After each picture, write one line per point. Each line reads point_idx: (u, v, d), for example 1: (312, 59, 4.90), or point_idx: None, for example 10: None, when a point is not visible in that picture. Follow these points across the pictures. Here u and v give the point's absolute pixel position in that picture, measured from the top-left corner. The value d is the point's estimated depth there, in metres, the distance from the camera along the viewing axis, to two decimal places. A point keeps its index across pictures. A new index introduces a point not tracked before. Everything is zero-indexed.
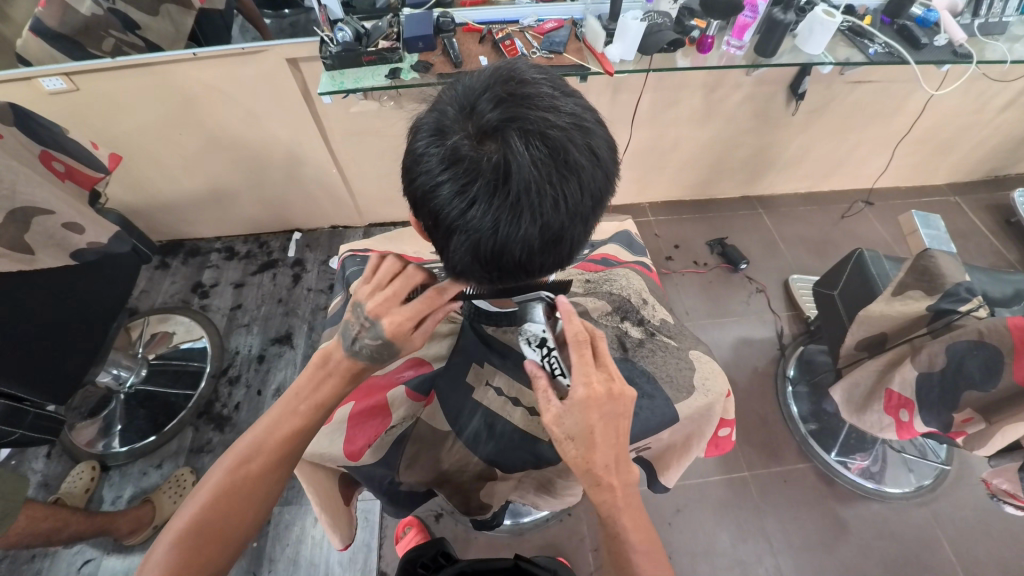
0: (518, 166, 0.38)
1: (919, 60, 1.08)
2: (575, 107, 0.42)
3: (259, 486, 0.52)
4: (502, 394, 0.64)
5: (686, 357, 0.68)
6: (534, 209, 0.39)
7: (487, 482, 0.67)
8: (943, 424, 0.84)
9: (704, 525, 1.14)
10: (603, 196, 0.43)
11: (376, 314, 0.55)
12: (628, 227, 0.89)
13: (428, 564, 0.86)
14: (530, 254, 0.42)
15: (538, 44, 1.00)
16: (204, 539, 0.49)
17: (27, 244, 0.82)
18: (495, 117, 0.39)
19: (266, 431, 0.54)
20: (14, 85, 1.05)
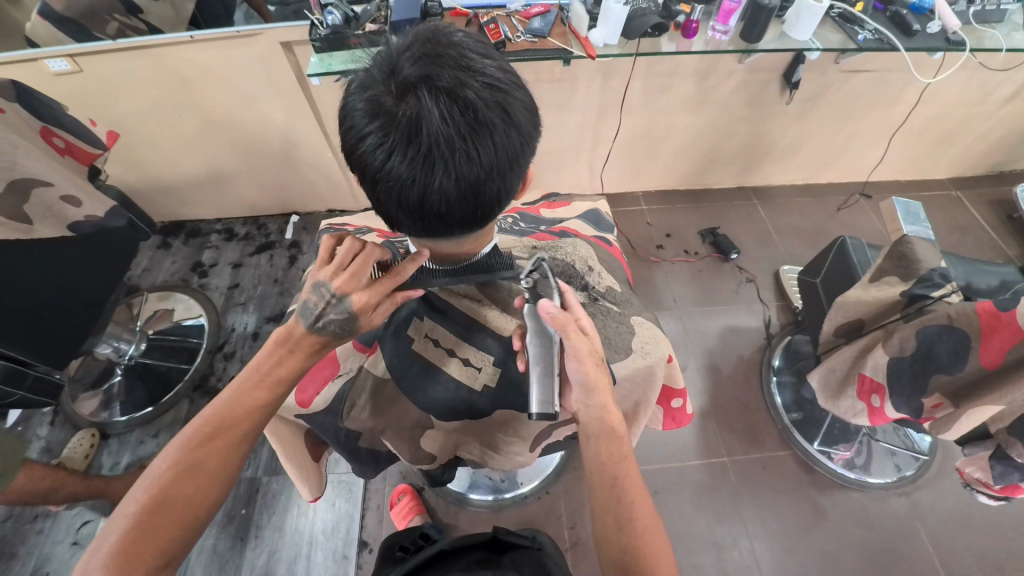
0: (429, 121, 0.40)
1: (910, 47, 1.06)
2: (494, 68, 0.43)
3: (221, 463, 0.50)
4: (440, 346, 0.65)
5: (642, 329, 0.69)
6: (447, 161, 0.41)
7: (427, 428, 0.66)
8: (914, 410, 0.84)
9: (680, 507, 1.16)
10: (520, 155, 0.46)
11: (342, 290, 0.55)
12: (600, 207, 0.91)
13: (407, 546, 0.88)
14: (449, 205, 0.45)
15: (523, 27, 1.01)
16: (160, 520, 0.46)
17: (26, 215, 0.86)
18: (410, 74, 0.41)
19: (225, 409, 0.52)
20: (22, 66, 1.09)
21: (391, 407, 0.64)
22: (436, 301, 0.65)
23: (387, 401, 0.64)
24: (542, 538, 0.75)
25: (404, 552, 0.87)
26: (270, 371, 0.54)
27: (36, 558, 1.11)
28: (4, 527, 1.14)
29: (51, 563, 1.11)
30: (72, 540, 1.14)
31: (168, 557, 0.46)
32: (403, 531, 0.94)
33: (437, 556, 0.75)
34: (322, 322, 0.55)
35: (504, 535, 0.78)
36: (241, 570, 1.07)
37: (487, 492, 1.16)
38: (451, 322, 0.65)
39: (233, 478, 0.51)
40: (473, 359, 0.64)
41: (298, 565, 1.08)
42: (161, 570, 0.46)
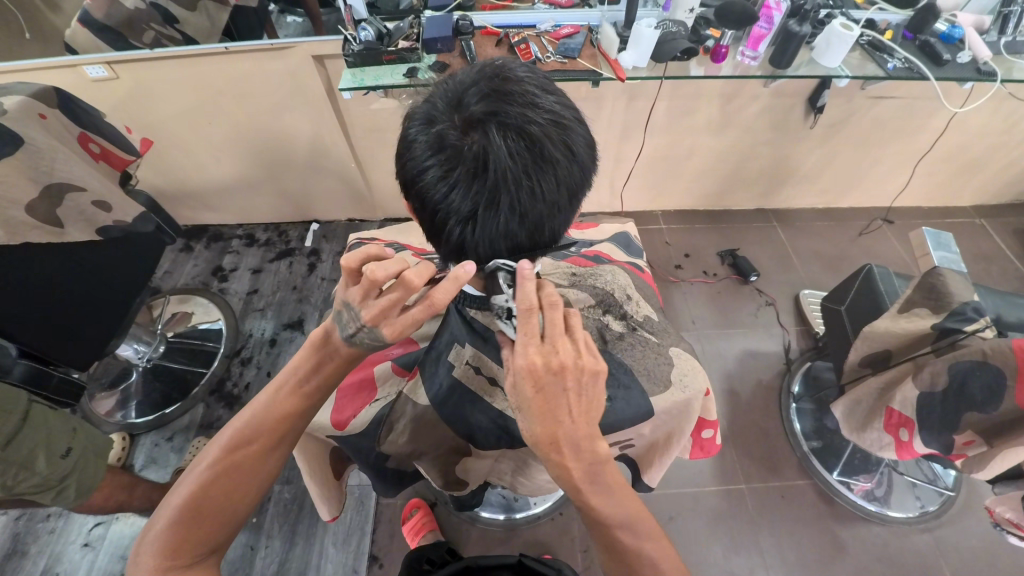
0: (497, 157, 0.40)
1: (940, 77, 1.06)
2: (557, 104, 0.44)
3: (256, 463, 0.52)
4: (481, 373, 0.64)
5: (675, 358, 0.68)
6: (511, 197, 0.41)
7: (463, 456, 0.66)
8: (944, 446, 0.82)
9: (697, 535, 1.13)
10: (579, 190, 0.46)
11: (373, 322, 0.51)
12: (629, 230, 0.91)
13: (433, 559, 0.86)
14: (508, 238, 0.45)
15: (553, 48, 1.02)
16: (202, 516, 0.49)
17: (58, 218, 0.87)
18: (478, 110, 0.41)
19: (263, 412, 0.53)
20: (61, 72, 1.12)
21: (424, 433, 0.63)
22: (478, 327, 0.64)
23: (420, 423, 0.63)
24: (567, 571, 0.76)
25: (429, 566, 0.85)
26: (303, 381, 0.55)
27: (47, 557, 1.12)
28: (18, 524, 1.15)
29: (62, 563, 1.11)
30: (83, 541, 1.14)
31: (211, 547, 0.49)
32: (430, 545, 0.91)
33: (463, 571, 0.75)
34: (356, 338, 0.53)
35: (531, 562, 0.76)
36: None
37: (500, 510, 1.15)
38: (484, 345, 0.64)
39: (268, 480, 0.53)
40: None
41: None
42: (207, 557, 0.49)
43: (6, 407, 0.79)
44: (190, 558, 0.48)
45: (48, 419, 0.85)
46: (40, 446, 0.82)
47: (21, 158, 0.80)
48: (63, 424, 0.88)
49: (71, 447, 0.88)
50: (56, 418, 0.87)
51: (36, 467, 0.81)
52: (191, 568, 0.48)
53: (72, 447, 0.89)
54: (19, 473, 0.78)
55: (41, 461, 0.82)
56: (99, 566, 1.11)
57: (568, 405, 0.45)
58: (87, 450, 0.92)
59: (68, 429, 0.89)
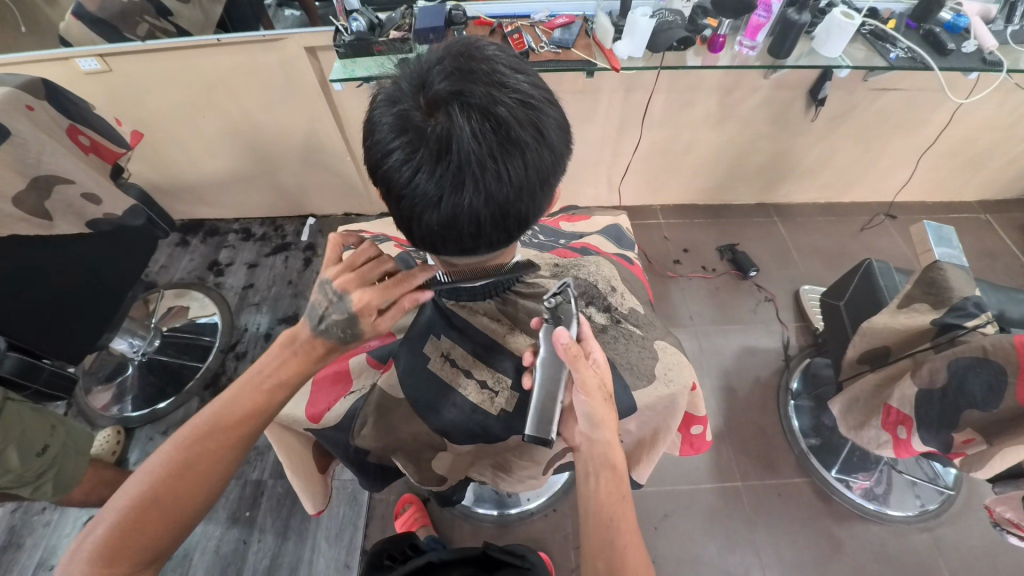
0: (460, 138, 0.39)
1: (945, 67, 1.03)
2: (527, 84, 0.42)
3: (208, 471, 0.50)
4: (457, 365, 0.63)
5: (658, 349, 0.67)
6: (477, 181, 0.40)
7: (439, 450, 0.65)
8: (943, 444, 0.80)
9: (692, 533, 1.12)
10: (551, 175, 0.44)
11: (344, 288, 0.54)
12: (621, 223, 0.89)
13: (395, 555, 0.80)
14: (477, 224, 0.43)
15: (547, 38, 1.01)
16: (147, 521, 0.47)
17: (46, 210, 0.86)
18: (442, 90, 0.40)
19: (222, 411, 0.51)
20: (55, 64, 1.11)
21: (400, 426, 0.62)
22: (459, 321, 0.64)
23: (396, 416, 0.62)
24: (533, 559, 0.71)
25: (392, 562, 0.80)
26: (266, 381, 0.53)
27: (42, 549, 1.12)
28: (14, 517, 1.15)
29: (56, 556, 1.11)
30: (78, 534, 1.14)
31: (154, 552, 0.48)
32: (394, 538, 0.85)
33: (423, 569, 0.69)
34: (325, 320, 0.53)
35: (496, 554, 0.70)
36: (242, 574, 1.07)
37: (492, 506, 1.14)
38: (466, 338, 0.63)
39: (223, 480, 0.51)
40: (489, 383, 0.63)
41: (298, 571, 1.07)
42: (148, 562, 0.48)
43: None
44: (131, 562, 0.46)
45: (23, 416, 0.85)
46: (15, 443, 0.82)
47: (8, 150, 0.80)
48: (41, 421, 0.87)
49: (48, 444, 0.88)
50: (34, 414, 0.87)
51: (10, 464, 0.80)
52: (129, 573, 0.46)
53: (50, 444, 0.88)
54: None
55: (16, 457, 0.81)
56: None
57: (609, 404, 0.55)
58: (65, 447, 0.92)
59: (46, 425, 0.88)
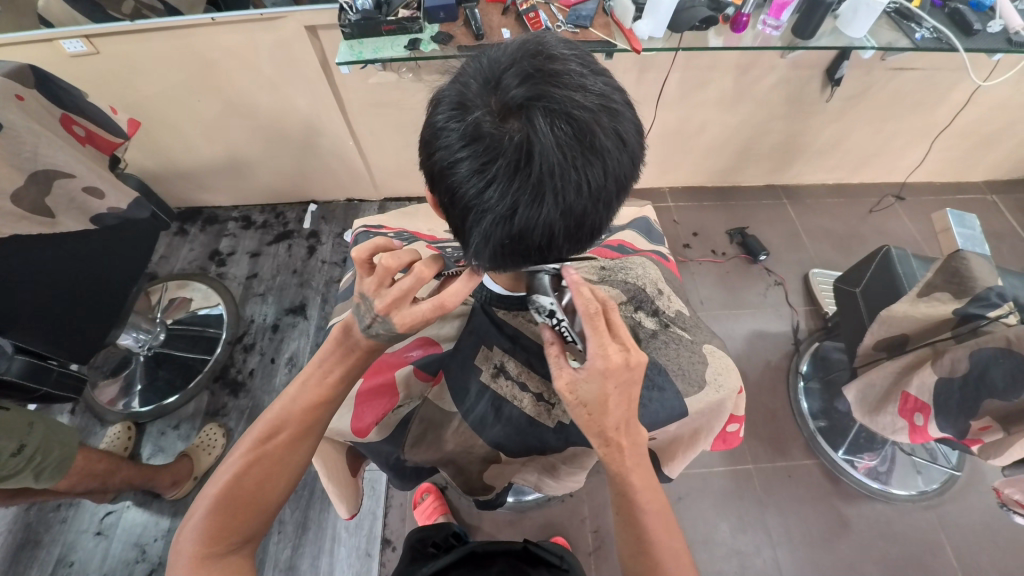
0: (541, 147, 0.36)
1: (970, 49, 1.00)
2: (604, 86, 0.40)
3: (286, 454, 0.50)
4: (509, 377, 0.63)
5: (701, 351, 0.67)
6: (557, 192, 0.38)
7: (493, 462, 0.64)
8: (959, 431, 0.82)
9: (705, 515, 1.15)
10: (627, 182, 0.42)
11: (385, 312, 0.52)
12: (647, 214, 0.88)
13: (439, 543, 0.80)
14: (552, 236, 0.41)
15: (563, 17, 0.95)
16: (236, 506, 0.47)
17: (48, 207, 0.83)
18: (520, 95, 0.37)
19: (293, 401, 0.52)
20: (37, 47, 1.05)
21: (437, 437, 0.62)
22: (509, 332, 0.64)
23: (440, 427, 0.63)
24: (569, 558, 0.73)
25: (435, 549, 0.78)
26: (330, 370, 0.54)
27: (60, 546, 1.12)
28: (28, 515, 1.14)
29: (75, 552, 1.11)
30: (96, 529, 1.14)
31: (245, 536, 0.48)
32: (435, 525, 0.85)
33: (467, 559, 0.70)
34: (373, 330, 0.53)
35: (538, 552, 0.71)
36: (264, 565, 1.08)
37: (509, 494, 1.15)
38: (511, 344, 0.63)
39: (299, 469, 0.51)
40: (545, 395, 0.63)
41: (320, 560, 1.08)
42: (242, 545, 0.48)
43: None
44: (226, 546, 0.47)
45: None
46: None
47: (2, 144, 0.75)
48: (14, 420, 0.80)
49: (23, 444, 0.82)
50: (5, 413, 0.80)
51: None
52: (227, 556, 0.46)
53: (26, 443, 0.82)
54: None
55: None
56: (113, 554, 1.11)
57: (615, 404, 0.47)
58: (46, 441, 0.86)
59: (22, 422, 0.82)
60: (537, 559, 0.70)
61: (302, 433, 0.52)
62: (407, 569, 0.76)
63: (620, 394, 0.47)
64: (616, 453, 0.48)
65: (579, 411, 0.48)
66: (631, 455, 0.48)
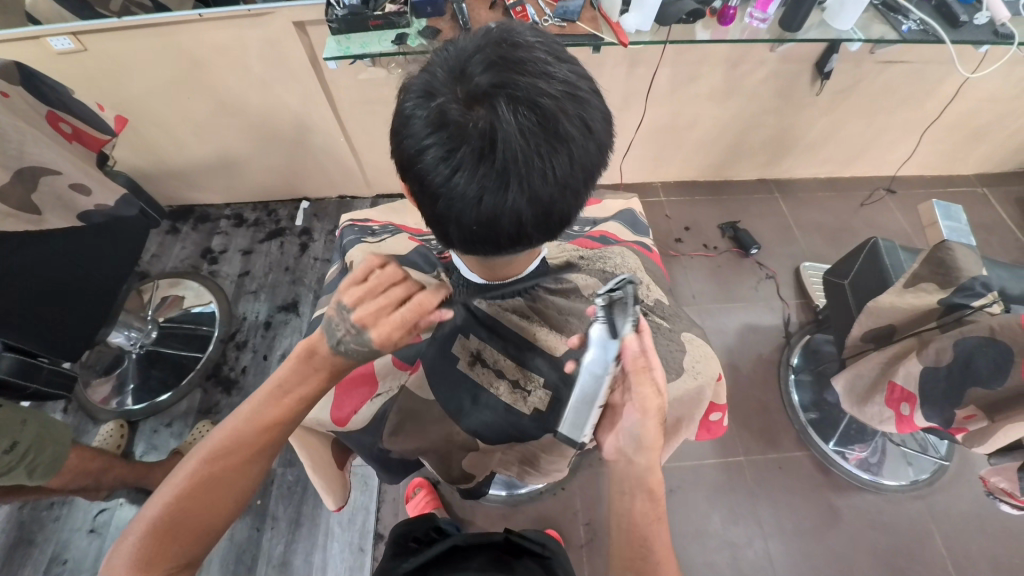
0: (504, 135, 0.37)
1: (956, 41, 1.00)
2: (570, 74, 0.40)
3: (234, 479, 0.50)
4: (485, 365, 0.64)
5: (679, 339, 0.68)
6: (522, 179, 0.38)
7: (470, 450, 0.65)
8: (945, 420, 0.82)
9: (696, 506, 1.16)
10: (594, 171, 0.43)
11: (362, 323, 0.51)
12: (634, 206, 0.88)
13: (421, 537, 0.80)
14: (520, 224, 0.42)
15: (551, 11, 0.95)
16: (176, 531, 0.47)
17: (35, 205, 0.83)
18: (483, 83, 0.38)
19: (245, 423, 0.51)
20: (24, 45, 1.04)
21: (422, 423, 0.64)
22: (483, 316, 0.63)
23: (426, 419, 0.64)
24: (550, 545, 0.75)
25: (417, 543, 0.79)
26: (288, 393, 0.53)
27: (54, 544, 1.12)
28: (21, 513, 1.14)
29: (69, 550, 1.11)
30: (89, 527, 1.14)
31: (185, 562, 0.47)
32: (416, 520, 0.86)
33: (450, 552, 0.70)
34: (343, 345, 0.52)
35: (521, 541, 0.73)
36: (258, 560, 1.08)
37: (502, 487, 1.16)
38: (486, 330, 0.63)
39: (246, 493, 0.51)
40: (522, 382, 0.63)
41: (314, 556, 1.09)
42: (181, 571, 0.47)
43: None
44: (164, 572, 0.46)
45: None
46: None
47: None
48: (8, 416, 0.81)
49: (16, 441, 0.82)
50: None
51: None
52: None
53: (19, 440, 0.82)
54: None
55: None
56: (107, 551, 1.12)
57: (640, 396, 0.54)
58: (40, 438, 0.86)
59: (15, 419, 0.83)
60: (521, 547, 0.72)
61: (255, 453, 0.51)
62: (390, 561, 0.75)
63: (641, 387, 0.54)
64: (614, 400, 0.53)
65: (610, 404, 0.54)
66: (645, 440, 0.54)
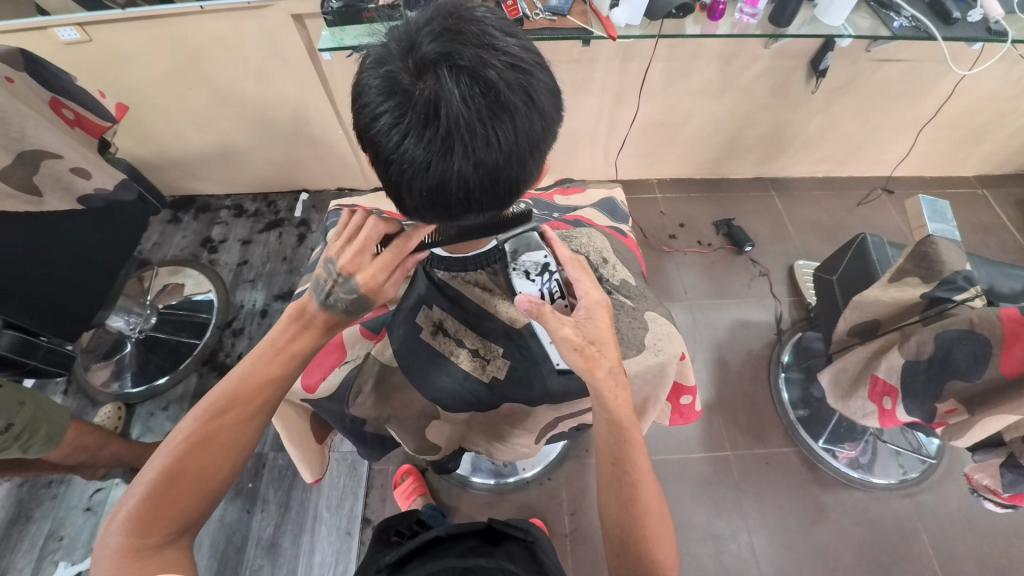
0: (447, 102, 0.39)
1: (948, 37, 1.00)
2: (516, 47, 0.43)
3: (233, 436, 0.51)
4: (448, 335, 0.66)
5: (642, 318, 0.69)
6: (466, 145, 0.41)
7: (432, 419, 0.68)
8: (926, 414, 0.82)
9: (682, 499, 1.16)
10: (541, 141, 0.45)
11: (348, 269, 0.56)
12: (616, 196, 0.90)
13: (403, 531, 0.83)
14: (469, 190, 0.44)
15: (541, 4, 0.97)
16: (177, 490, 0.48)
17: (36, 187, 0.86)
18: (430, 52, 0.40)
19: (241, 381, 0.53)
20: (31, 35, 1.08)
21: (397, 396, 0.66)
22: (448, 292, 0.65)
23: (401, 395, 0.66)
24: (535, 531, 0.74)
25: (399, 537, 0.81)
26: (281, 350, 0.55)
27: (51, 521, 1.15)
28: (21, 491, 1.18)
29: (65, 527, 1.14)
30: (85, 506, 1.17)
31: (186, 522, 0.48)
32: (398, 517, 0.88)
33: (430, 542, 0.70)
34: (332, 298, 0.56)
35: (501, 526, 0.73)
36: (247, 542, 1.10)
37: (489, 475, 1.17)
38: (451, 304, 0.65)
39: (247, 450, 0.52)
40: (481, 350, 0.66)
41: (302, 538, 1.11)
42: (182, 532, 0.48)
43: None
44: (162, 537, 0.46)
45: None
46: None
47: None
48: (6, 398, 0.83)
49: (12, 422, 0.84)
50: None
51: None
52: (163, 545, 0.46)
53: (15, 421, 0.84)
54: None
55: None
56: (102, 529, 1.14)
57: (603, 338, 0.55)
58: (35, 419, 0.88)
59: (13, 400, 0.85)
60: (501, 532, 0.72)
61: (249, 418, 0.52)
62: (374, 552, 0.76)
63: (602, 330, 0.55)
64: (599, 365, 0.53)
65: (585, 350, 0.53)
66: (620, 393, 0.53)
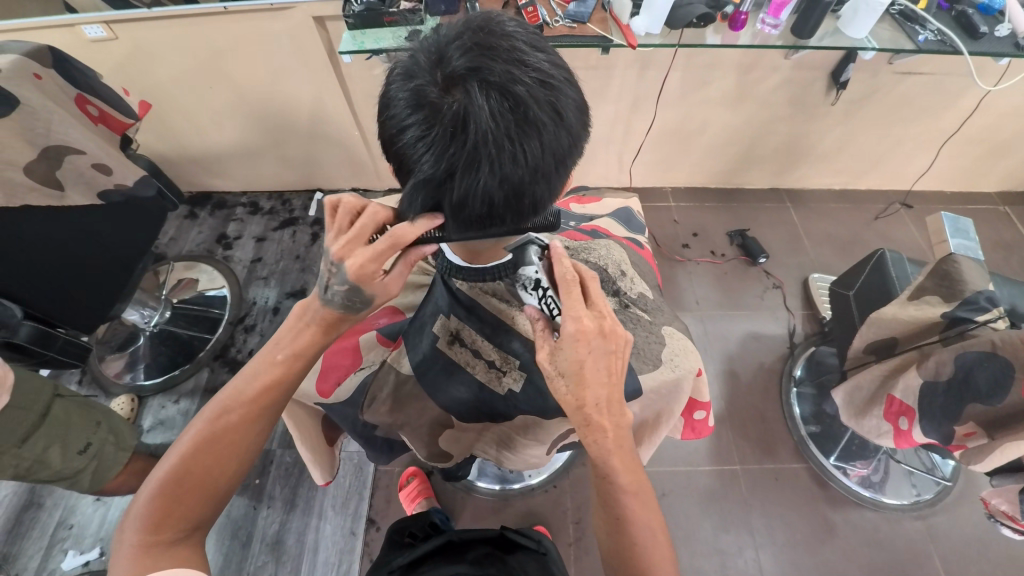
0: (476, 117, 0.40)
1: (974, 52, 0.98)
2: (546, 63, 0.43)
3: (237, 438, 0.51)
4: (464, 345, 0.67)
5: (659, 331, 0.68)
6: (492, 160, 0.41)
7: (445, 428, 0.68)
8: (944, 436, 0.81)
9: (688, 511, 1.15)
10: (566, 157, 0.45)
11: (340, 255, 0.52)
12: (632, 205, 0.90)
13: (416, 532, 0.83)
14: (492, 204, 0.44)
15: (562, 12, 0.97)
16: (184, 490, 0.48)
17: (58, 181, 0.87)
18: (460, 66, 0.40)
19: (247, 383, 0.52)
20: (59, 31, 1.09)
21: (407, 401, 0.66)
22: (463, 299, 0.66)
23: (412, 401, 0.66)
24: (546, 543, 0.75)
25: (412, 539, 0.82)
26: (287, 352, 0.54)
27: (61, 509, 1.16)
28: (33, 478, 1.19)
29: (75, 516, 1.16)
30: (95, 496, 1.18)
31: (194, 522, 0.49)
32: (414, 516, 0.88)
33: (444, 547, 0.71)
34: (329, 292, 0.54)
35: (514, 536, 0.73)
36: (252, 538, 1.11)
37: (494, 481, 1.17)
38: (467, 313, 0.66)
39: (252, 452, 0.52)
40: (498, 362, 0.66)
41: (306, 536, 1.11)
42: (190, 531, 0.49)
43: (28, 400, 0.79)
44: (172, 534, 0.48)
45: (70, 415, 0.84)
46: (56, 439, 0.81)
47: (17, 119, 0.80)
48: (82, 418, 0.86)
49: (89, 442, 0.87)
50: (78, 409, 0.86)
51: (49, 462, 0.81)
52: (172, 544, 0.47)
53: (92, 441, 0.88)
54: (31, 467, 0.79)
55: (55, 456, 0.81)
56: (111, 519, 1.16)
57: (601, 369, 0.48)
58: (110, 439, 0.91)
59: (90, 420, 0.88)
60: (514, 542, 0.72)
61: (252, 421, 0.52)
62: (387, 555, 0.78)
63: (593, 358, 0.48)
64: (597, 435, 0.48)
65: (558, 381, 0.49)
66: (613, 437, 0.48)
